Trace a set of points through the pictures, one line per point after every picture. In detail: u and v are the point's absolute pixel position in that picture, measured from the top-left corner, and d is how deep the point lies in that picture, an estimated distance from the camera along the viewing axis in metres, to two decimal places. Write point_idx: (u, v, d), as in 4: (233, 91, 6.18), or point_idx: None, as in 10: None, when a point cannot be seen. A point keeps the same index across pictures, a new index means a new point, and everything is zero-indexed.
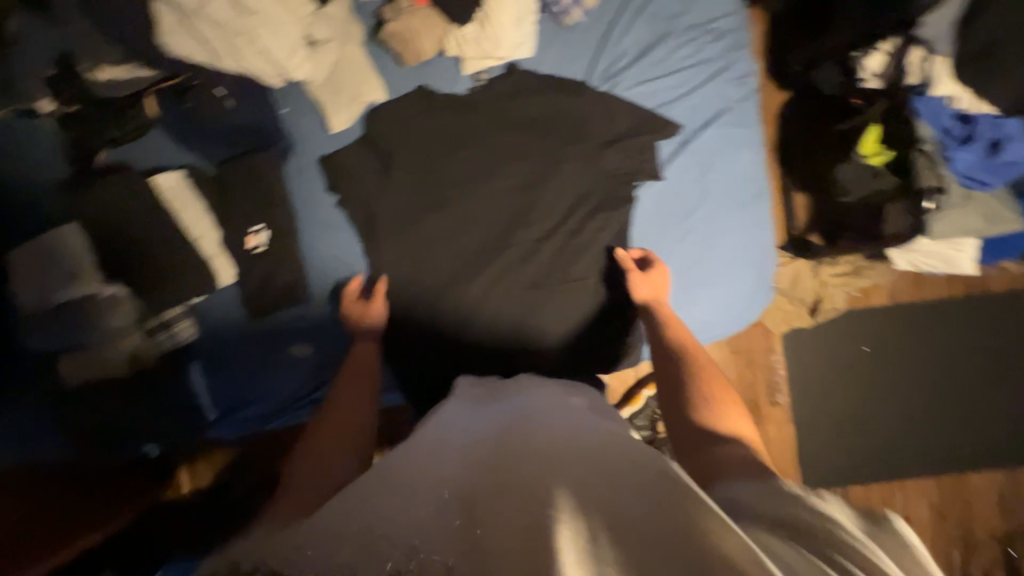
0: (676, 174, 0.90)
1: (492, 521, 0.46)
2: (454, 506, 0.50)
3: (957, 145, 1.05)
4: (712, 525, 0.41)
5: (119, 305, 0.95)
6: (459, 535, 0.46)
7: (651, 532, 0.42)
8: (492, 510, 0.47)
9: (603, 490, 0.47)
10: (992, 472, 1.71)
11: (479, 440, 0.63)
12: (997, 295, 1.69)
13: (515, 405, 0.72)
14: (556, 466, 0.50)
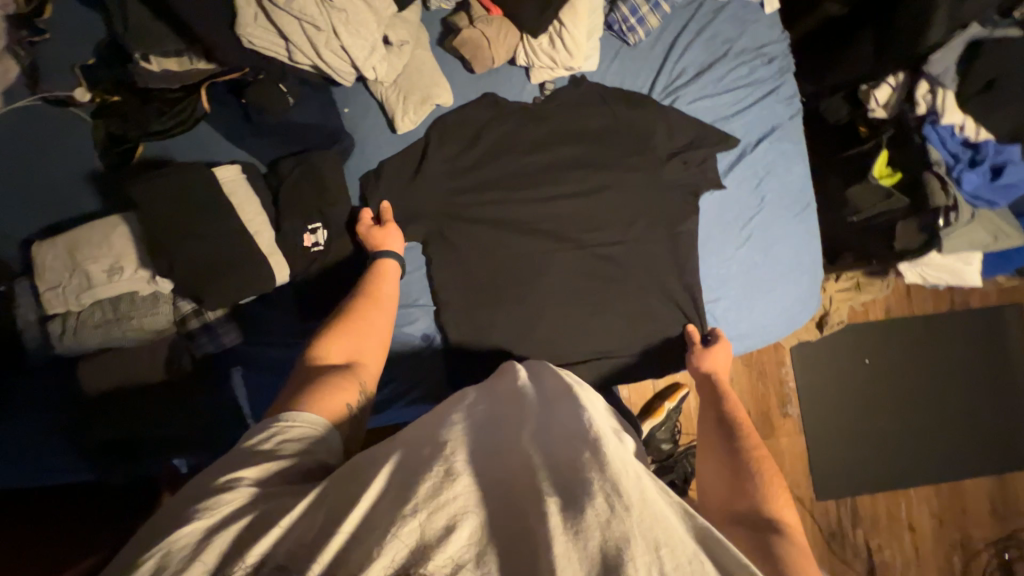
0: (735, 185, 0.95)
1: (567, 541, 0.45)
2: (521, 504, 0.49)
3: (965, 167, 1.15)
4: None
5: (160, 304, 0.90)
6: (525, 543, 0.46)
7: None
8: (566, 527, 0.46)
9: (676, 544, 0.46)
10: (983, 478, 1.81)
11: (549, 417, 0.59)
12: (979, 310, 1.83)
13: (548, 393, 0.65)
14: (637, 502, 0.48)
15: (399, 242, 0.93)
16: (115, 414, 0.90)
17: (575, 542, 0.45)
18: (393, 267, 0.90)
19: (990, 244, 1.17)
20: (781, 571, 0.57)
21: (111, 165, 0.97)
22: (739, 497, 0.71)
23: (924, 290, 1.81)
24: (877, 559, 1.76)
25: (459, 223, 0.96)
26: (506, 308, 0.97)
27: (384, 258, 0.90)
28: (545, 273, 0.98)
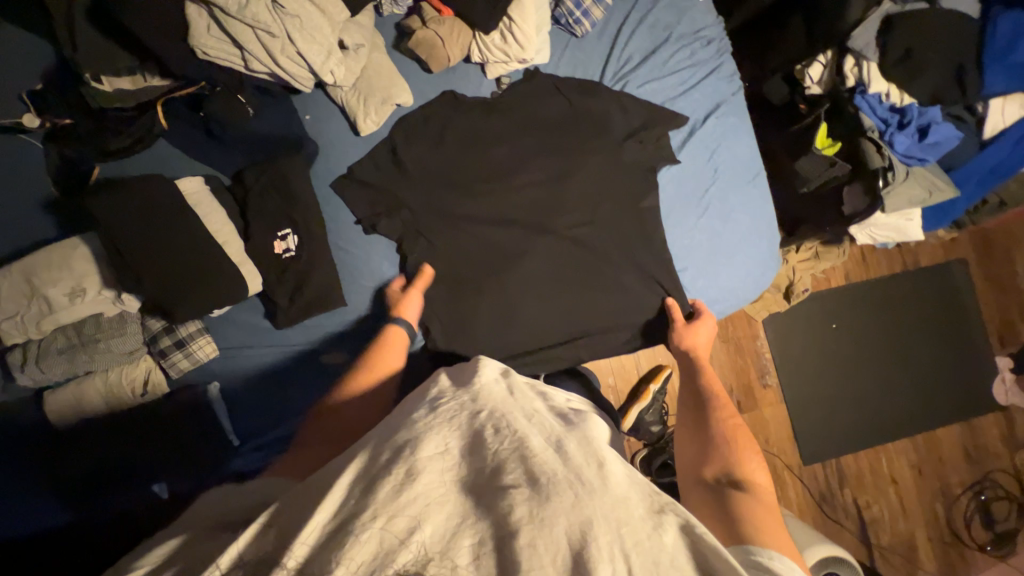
0: (689, 160, 1.01)
1: (534, 528, 0.48)
2: (488, 499, 0.52)
3: (895, 130, 1.24)
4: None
5: (127, 325, 0.88)
6: (496, 533, 0.49)
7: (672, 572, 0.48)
8: (530, 510, 0.50)
9: (634, 523, 0.51)
10: (954, 425, 1.91)
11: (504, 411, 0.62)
12: (930, 268, 1.94)
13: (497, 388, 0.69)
14: (598, 489, 0.53)
15: (416, 309, 0.95)
16: (93, 443, 0.88)
17: (543, 529, 0.48)
18: (400, 335, 0.92)
19: (927, 199, 1.27)
20: (738, 525, 0.67)
21: (67, 190, 0.94)
22: (708, 466, 0.80)
23: (878, 253, 1.92)
24: (867, 515, 1.83)
25: (430, 217, 0.98)
26: (485, 297, 0.99)
27: (393, 324, 0.92)
28: (520, 258, 1.00)
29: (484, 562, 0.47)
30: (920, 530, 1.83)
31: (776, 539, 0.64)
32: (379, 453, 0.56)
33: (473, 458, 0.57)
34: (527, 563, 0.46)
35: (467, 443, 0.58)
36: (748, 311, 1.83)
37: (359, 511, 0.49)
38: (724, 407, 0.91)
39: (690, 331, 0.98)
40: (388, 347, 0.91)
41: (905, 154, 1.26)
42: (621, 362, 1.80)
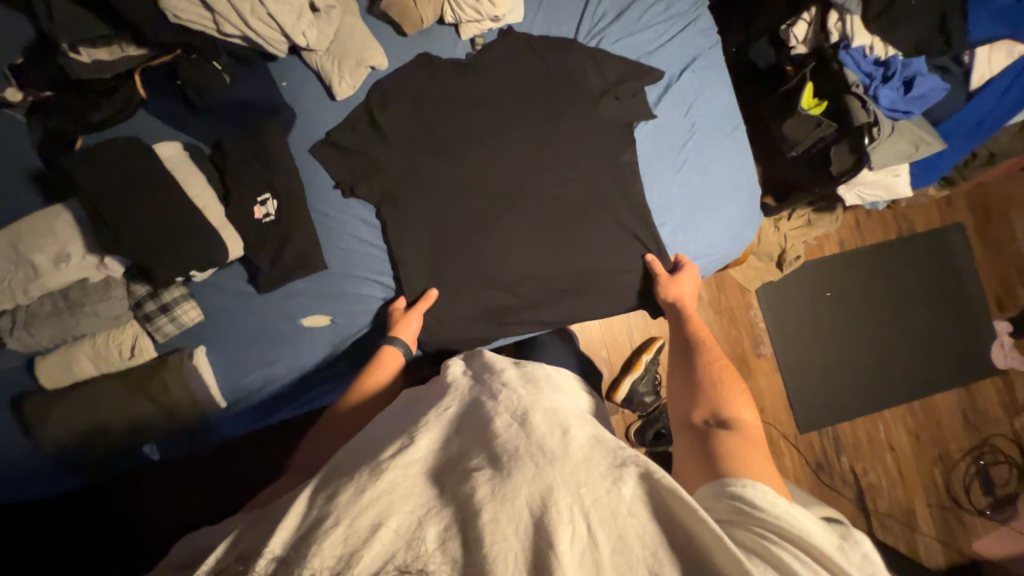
0: (666, 114, 1.00)
1: (496, 503, 0.51)
2: (452, 487, 0.55)
3: (879, 85, 1.22)
4: (686, 514, 0.50)
5: (112, 289, 0.89)
6: (460, 511, 0.52)
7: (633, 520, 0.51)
8: (491, 487, 0.53)
9: (593, 481, 0.54)
10: (951, 391, 1.89)
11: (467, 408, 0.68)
12: (926, 233, 1.92)
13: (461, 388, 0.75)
14: (559, 456, 0.57)
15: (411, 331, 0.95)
16: (81, 405, 0.88)
17: (504, 503, 0.51)
18: (394, 355, 0.92)
19: (914, 153, 1.25)
20: (716, 456, 0.68)
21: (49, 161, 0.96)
22: (698, 411, 0.81)
23: (872, 220, 1.90)
24: (864, 483, 1.82)
25: (407, 178, 0.98)
26: (464, 257, 0.99)
27: (387, 345, 0.93)
28: (498, 218, 1.00)
29: (452, 543, 0.50)
30: (919, 496, 1.82)
31: (754, 466, 0.65)
32: (348, 465, 0.60)
33: (440, 455, 0.61)
34: (489, 538, 0.48)
35: (434, 444, 0.62)
36: (741, 281, 1.83)
37: (320, 520, 0.51)
38: (713, 351, 0.92)
39: (673, 283, 0.99)
40: (383, 367, 0.91)
41: (890, 108, 1.23)
42: (613, 334, 1.80)
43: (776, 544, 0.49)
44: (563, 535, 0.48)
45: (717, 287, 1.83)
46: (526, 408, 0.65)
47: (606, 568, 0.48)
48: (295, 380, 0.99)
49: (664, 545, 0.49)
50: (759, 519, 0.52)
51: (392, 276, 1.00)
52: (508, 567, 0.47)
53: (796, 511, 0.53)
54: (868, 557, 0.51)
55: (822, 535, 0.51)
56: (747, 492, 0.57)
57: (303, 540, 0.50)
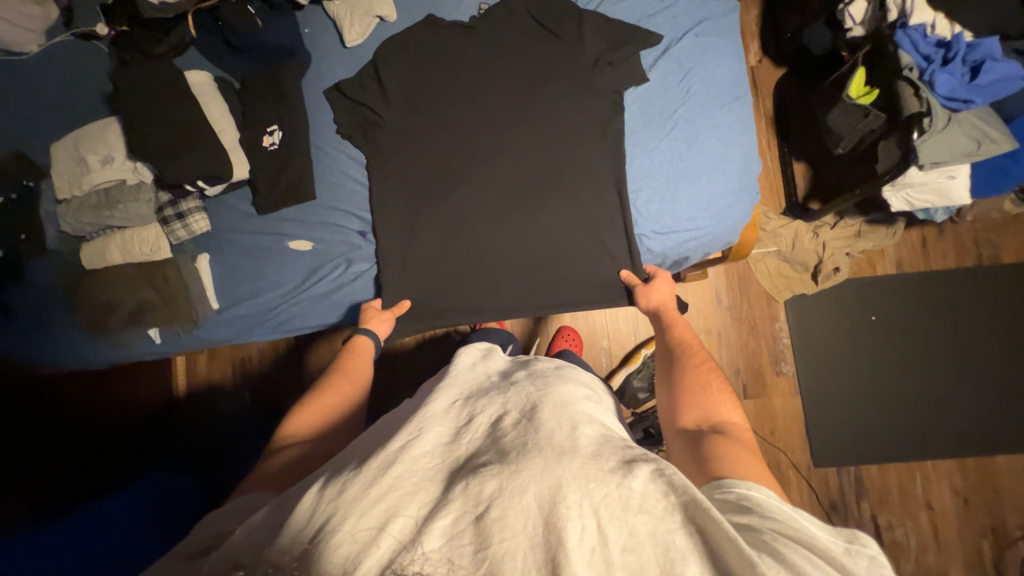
0: (660, 79, 0.98)
1: (504, 498, 0.53)
2: (460, 479, 0.57)
3: (937, 68, 1.05)
4: (703, 518, 0.50)
5: (142, 193, 1.05)
6: (466, 500, 0.53)
7: (645, 522, 0.51)
8: (497, 478, 0.55)
9: (602, 477, 0.56)
10: (1019, 455, 1.59)
11: (474, 406, 0.71)
12: (1009, 267, 1.65)
13: (462, 384, 0.79)
14: (567, 453, 0.59)
15: (384, 324, 1.02)
16: (108, 285, 1.06)
17: (512, 498, 0.53)
18: (366, 345, 0.99)
19: (976, 151, 1.07)
20: (712, 462, 0.67)
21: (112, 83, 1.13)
22: (686, 414, 0.80)
23: (942, 243, 1.65)
24: (888, 540, 1.57)
25: (396, 122, 1.03)
26: (439, 202, 1.02)
27: (358, 334, 0.99)
28: (475, 168, 1.01)
29: (460, 539, 0.50)
30: (956, 568, 1.55)
31: (752, 470, 0.64)
32: (354, 461, 0.62)
33: (447, 449, 0.63)
34: (499, 533, 0.50)
35: (442, 440, 0.65)
36: (768, 289, 1.66)
37: (328, 516, 0.52)
38: (696, 354, 0.90)
39: (651, 288, 0.99)
40: (355, 355, 0.97)
41: (947, 97, 1.06)
42: (617, 325, 1.73)
43: (789, 547, 0.49)
44: (572, 531, 0.50)
45: (741, 291, 1.67)
46: (533, 405, 0.69)
47: (618, 567, 0.48)
48: (276, 296, 1.09)
49: (678, 548, 0.49)
50: (767, 519, 0.54)
51: (369, 211, 1.06)
52: (518, 564, 0.48)
53: (801, 516, 0.55)
54: (878, 555, 0.52)
55: (827, 538, 0.52)
56: (750, 494, 0.58)
57: (316, 536, 0.51)
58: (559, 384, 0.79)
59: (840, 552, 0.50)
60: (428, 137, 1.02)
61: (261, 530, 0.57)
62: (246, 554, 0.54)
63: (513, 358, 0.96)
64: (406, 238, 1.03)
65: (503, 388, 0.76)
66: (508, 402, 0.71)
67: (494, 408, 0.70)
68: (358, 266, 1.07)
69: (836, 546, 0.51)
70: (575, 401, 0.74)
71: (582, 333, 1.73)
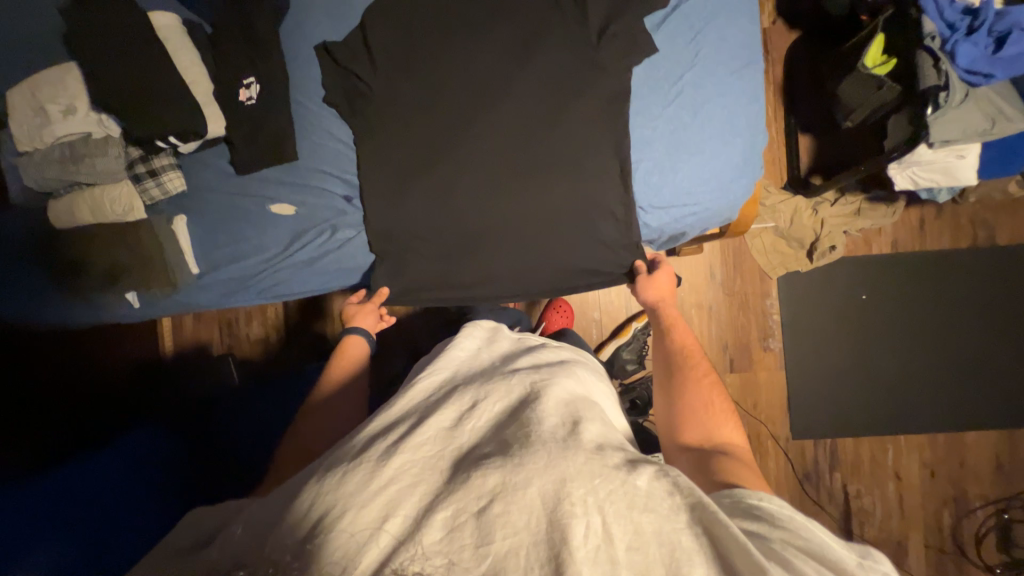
0: (669, 38, 0.91)
1: (507, 493, 0.54)
2: (462, 471, 0.57)
3: (961, 38, 0.99)
4: (713, 525, 0.51)
5: (110, 148, 0.96)
6: (467, 494, 0.54)
7: (649, 519, 0.52)
8: (501, 474, 0.55)
9: (607, 474, 0.56)
10: (988, 431, 1.64)
11: (477, 393, 0.70)
12: (1003, 248, 1.64)
13: (466, 373, 0.79)
14: (571, 448, 0.59)
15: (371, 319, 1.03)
16: (76, 246, 1.01)
17: (515, 493, 0.54)
18: (357, 343, 0.98)
19: (989, 131, 1.03)
20: (715, 480, 0.68)
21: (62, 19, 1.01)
22: (687, 428, 0.81)
23: (940, 223, 1.64)
24: (854, 506, 1.65)
25: (383, 78, 0.95)
26: (425, 168, 0.97)
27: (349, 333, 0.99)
28: (469, 133, 0.95)
29: (461, 534, 0.51)
30: (916, 533, 1.63)
31: (759, 489, 0.66)
32: (352, 447, 0.62)
33: (451, 436, 0.63)
34: (502, 530, 0.51)
35: (446, 428, 0.65)
36: (762, 266, 1.65)
37: (331, 506, 0.54)
38: (698, 362, 0.91)
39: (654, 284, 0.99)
40: (347, 357, 0.96)
41: (967, 70, 1.00)
42: (609, 297, 1.72)
43: (798, 557, 0.51)
44: (576, 529, 0.50)
45: (735, 267, 1.66)
46: (536, 395, 0.70)
47: (622, 566, 0.49)
48: (258, 261, 1.05)
49: (682, 548, 0.50)
50: (780, 530, 0.55)
51: (354, 175, 1.00)
52: (520, 563, 0.49)
53: (812, 525, 0.56)
54: (890, 571, 0.54)
55: (840, 548, 0.53)
56: (763, 504, 0.59)
57: (317, 530, 0.52)
58: (561, 374, 0.78)
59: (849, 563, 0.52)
60: (419, 98, 0.95)
61: (259, 512, 0.58)
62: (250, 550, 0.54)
63: (517, 338, 0.96)
64: (394, 205, 0.99)
65: (507, 376, 0.75)
66: (512, 391, 0.71)
67: (498, 397, 0.70)
68: (344, 233, 1.03)
69: (844, 556, 0.52)
70: (577, 392, 0.74)
71: (574, 304, 1.72)
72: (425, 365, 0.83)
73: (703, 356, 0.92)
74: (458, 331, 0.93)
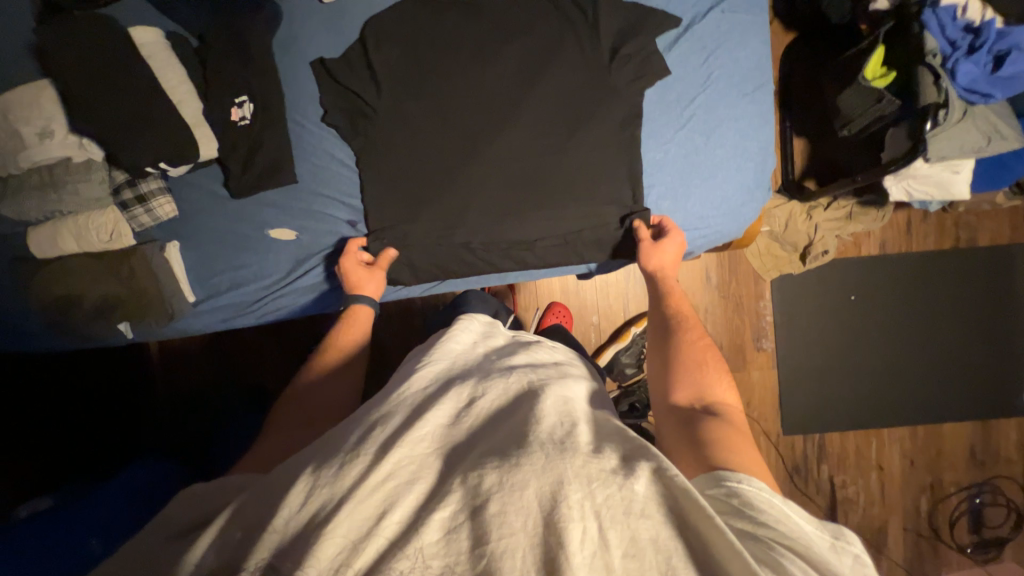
0: (683, 60, 0.96)
1: (504, 494, 0.48)
2: (457, 472, 0.52)
3: (961, 57, 1.02)
4: (704, 522, 0.46)
5: (93, 172, 0.91)
6: (467, 497, 0.49)
7: (645, 517, 0.47)
8: (496, 475, 0.50)
9: (604, 478, 0.50)
10: (964, 422, 1.74)
11: (470, 391, 0.65)
12: (982, 249, 1.73)
13: (460, 368, 0.74)
14: (569, 450, 0.53)
15: (376, 284, 0.96)
16: (59, 277, 0.95)
17: (513, 493, 0.48)
18: (364, 313, 0.94)
19: (985, 147, 1.07)
20: (704, 445, 0.63)
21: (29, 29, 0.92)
22: (680, 389, 0.76)
23: (925, 225, 1.70)
24: (841, 496, 1.71)
25: (390, 99, 0.94)
26: (435, 191, 0.97)
27: (354, 302, 0.94)
28: (480, 152, 0.96)
29: (458, 536, 0.46)
30: (896, 517, 1.70)
31: (746, 459, 0.60)
32: (348, 437, 0.56)
33: (449, 435, 0.58)
34: (496, 531, 0.46)
35: (443, 420, 0.60)
36: (757, 268, 1.68)
37: (324, 503, 0.48)
38: (693, 329, 0.86)
39: (657, 252, 0.95)
40: (350, 331, 0.91)
41: (967, 88, 1.04)
42: (607, 301, 1.72)
43: (786, 556, 0.46)
44: (573, 534, 0.45)
45: (730, 270, 1.69)
46: (534, 394, 0.64)
47: (617, 574, 0.44)
48: (259, 287, 1.02)
49: (678, 552, 0.45)
50: (761, 520, 0.50)
51: (359, 199, 0.98)
52: (517, 565, 0.44)
53: (793, 512, 0.51)
54: (862, 553, 0.51)
55: (816, 533, 0.50)
56: (744, 488, 0.54)
57: (303, 534, 0.47)
58: (559, 374, 0.73)
59: (832, 563, 0.47)
60: (429, 121, 0.95)
61: (253, 505, 0.52)
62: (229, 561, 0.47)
63: (513, 333, 0.92)
64: (403, 229, 0.98)
65: (502, 374, 0.69)
66: (510, 388, 0.66)
67: (498, 394, 0.65)
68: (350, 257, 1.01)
69: (828, 557, 0.48)
70: (575, 392, 0.69)
71: (572, 309, 1.71)
72: (420, 355, 0.78)
73: (700, 327, 0.87)
74: (451, 325, 0.89)
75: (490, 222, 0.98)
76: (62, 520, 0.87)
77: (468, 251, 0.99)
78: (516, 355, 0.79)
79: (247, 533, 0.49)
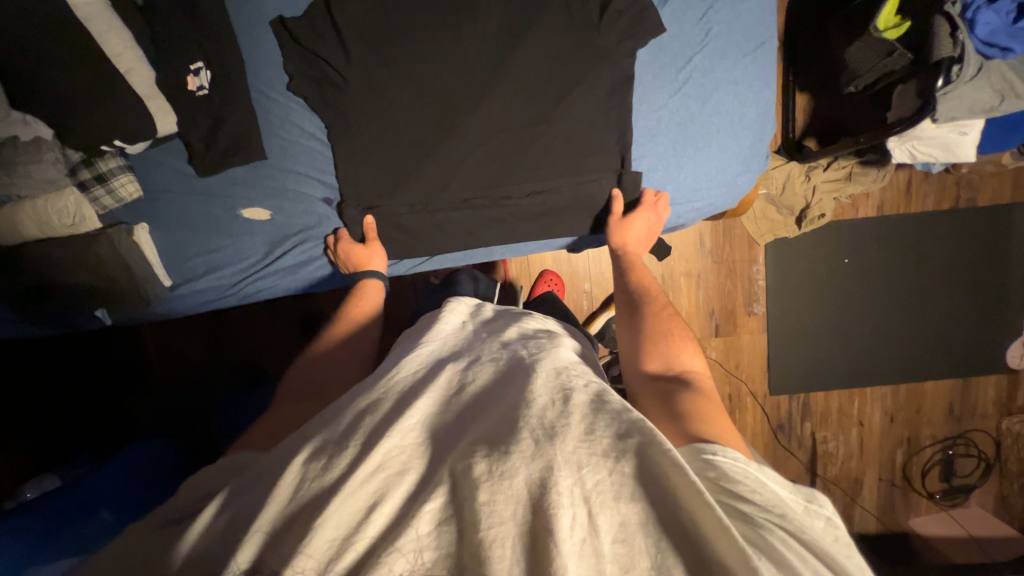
0: (678, 16, 0.88)
1: (493, 482, 0.48)
2: (446, 462, 0.52)
3: (982, 5, 0.95)
4: (692, 503, 0.45)
5: (43, 152, 0.83)
6: (456, 486, 0.49)
7: (632, 502, 0.47)
8: (486, 465, 0.50)
9: (595, 462, 0.50)
10: (947, 380, 1.78)
11: (463, 379, 0.65)
12: (982, 209, 1.70)
13: (452, 349, 0.73)
14: (560, 432, 0.53)
15: (381, 260, 0.96)
16: (20, 264, 0.90)
17: (502, 481, 0.48)
18: (375, 287, 0.93)
19: (994, 107, 1.03)
20: (683, 417, 0.62)
21: None
22: (650, 361, 0.76)
23: (925, 186, 1.67)
24: (821, 451, 1.78)
25: (363, 66, 0.86)
26: (417, 164, 0.92)
27: (365, 277, 0.92)
28: (462, 123, 0.90)
29: (448, 528, 0.46)
30: (872, 470, 1.78)
31: (723, 430, 0.60)
32: (339, 423, 0.57)
33: (439, 423, 0.58)
34: (486, 520, 0.45)
35: (432, 405, 0.60)
36: (751, 232, 1.65)
37: (314, 498, 0.48)
38: (657, 303, 0.86)
39: (622, 228, 0.94)
40: (363, 300, 0.91)
41: (985, 41, 0.98)
42: (599, 269, 1.70)
43: (770, 531, 0.45)
44: (563, 521, 0.44)
45: (724, 234, 1.66)
46: (525, 372, 0.63)
47: (607, 561, 0.43)
48: (236, 271, 0.99)
49: (668, 537, 0.45)
50: (737, 493, 0.49)
51: (334, 177, 0.94)
52: (506, 554, 0.43)
53: (765, 478, 0.51)
54: (834, 516, 0.51)
55: (787, 497, 0.50)
56: (724, 462, 0.52)
57: (293, 522, 0.47)
58: (554, 348, 0.71)
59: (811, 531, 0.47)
60: (408, 89, 0.88)
61: (242, 496, 0.52)
62: (219, 550, 0.47)
63: (504, 309, 0.91)
64: (386, 206, 0.94)
65: (494, 358, 0.69)
66: (499, 369, 0.66)
67: (485, 376, 0.65)
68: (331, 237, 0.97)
69: (806, 524, 0.48)
70: (570, 364, 0.68)
71: (564, 277, 1.69)
72: (409, 341, 0.77)
73: (665, 302, 0.87)
74: (438, 308, 0.88)
75: (476, 198, 0.94)
76: (59, 500, 0.87)
77: (456, 227, 0.97)
78: (510, 332, 0.77)
79: (237, 518, 0.49)
